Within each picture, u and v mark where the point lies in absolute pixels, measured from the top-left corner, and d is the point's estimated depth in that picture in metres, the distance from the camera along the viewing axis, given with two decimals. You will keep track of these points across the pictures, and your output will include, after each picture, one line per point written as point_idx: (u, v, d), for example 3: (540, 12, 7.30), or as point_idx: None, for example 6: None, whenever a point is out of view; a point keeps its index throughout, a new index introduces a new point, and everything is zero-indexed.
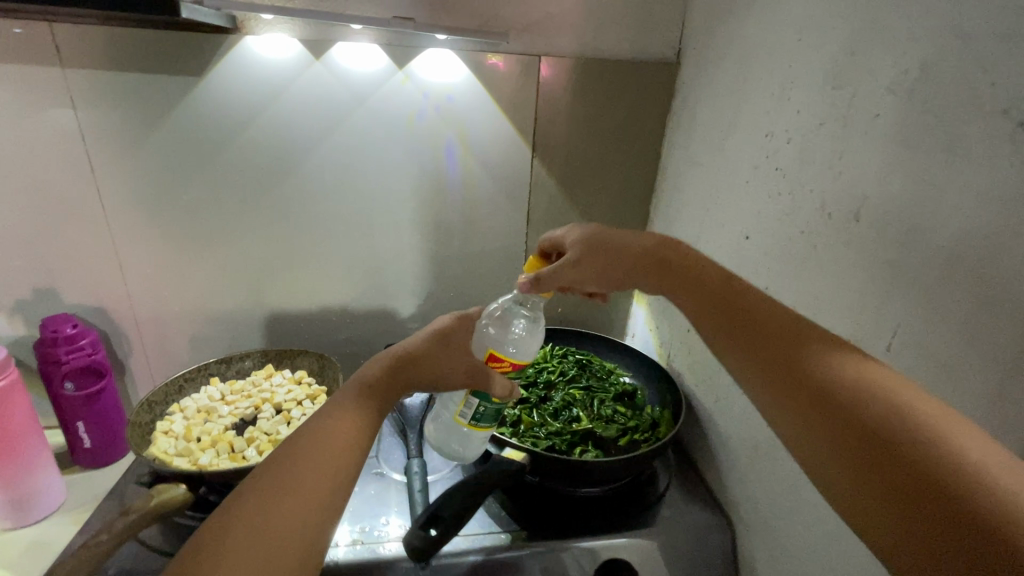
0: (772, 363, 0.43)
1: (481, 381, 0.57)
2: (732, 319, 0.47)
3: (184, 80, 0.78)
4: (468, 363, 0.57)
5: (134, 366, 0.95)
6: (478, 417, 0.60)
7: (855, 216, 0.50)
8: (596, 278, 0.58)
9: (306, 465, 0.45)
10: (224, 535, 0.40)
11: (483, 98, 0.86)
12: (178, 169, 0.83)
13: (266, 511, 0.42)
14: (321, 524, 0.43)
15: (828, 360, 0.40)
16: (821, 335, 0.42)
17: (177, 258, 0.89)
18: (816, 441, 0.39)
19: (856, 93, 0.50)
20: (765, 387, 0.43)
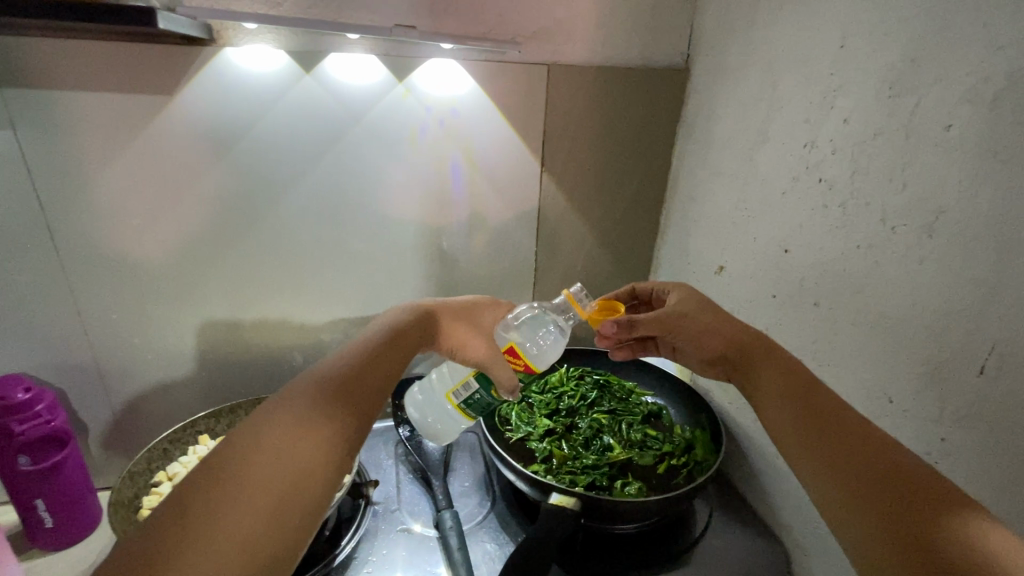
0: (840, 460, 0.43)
1: (492, 370, 0.58)
2: (801, 407, 0.49)
3: (151, 98, 0.68)
4: (489, 347, 0.60)
5: (100, 423, 0.83)
6: (469, 404, 0.62)
7: (929, 231, 0.48)
8: (688, 338, 0.61)
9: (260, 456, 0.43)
10: (200, 494, 0.40)
11: (490, 111, 0.80)
12: (148, 200, 0.72)
13: (245, 475, 0.42)
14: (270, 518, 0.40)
15: (890, 457, 0.42)
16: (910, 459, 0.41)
17: (148, 299, 0.78)
18: (857, 526, 0.40)
19: (920, 103, 0.48)
20: (826, 480, 0.43)
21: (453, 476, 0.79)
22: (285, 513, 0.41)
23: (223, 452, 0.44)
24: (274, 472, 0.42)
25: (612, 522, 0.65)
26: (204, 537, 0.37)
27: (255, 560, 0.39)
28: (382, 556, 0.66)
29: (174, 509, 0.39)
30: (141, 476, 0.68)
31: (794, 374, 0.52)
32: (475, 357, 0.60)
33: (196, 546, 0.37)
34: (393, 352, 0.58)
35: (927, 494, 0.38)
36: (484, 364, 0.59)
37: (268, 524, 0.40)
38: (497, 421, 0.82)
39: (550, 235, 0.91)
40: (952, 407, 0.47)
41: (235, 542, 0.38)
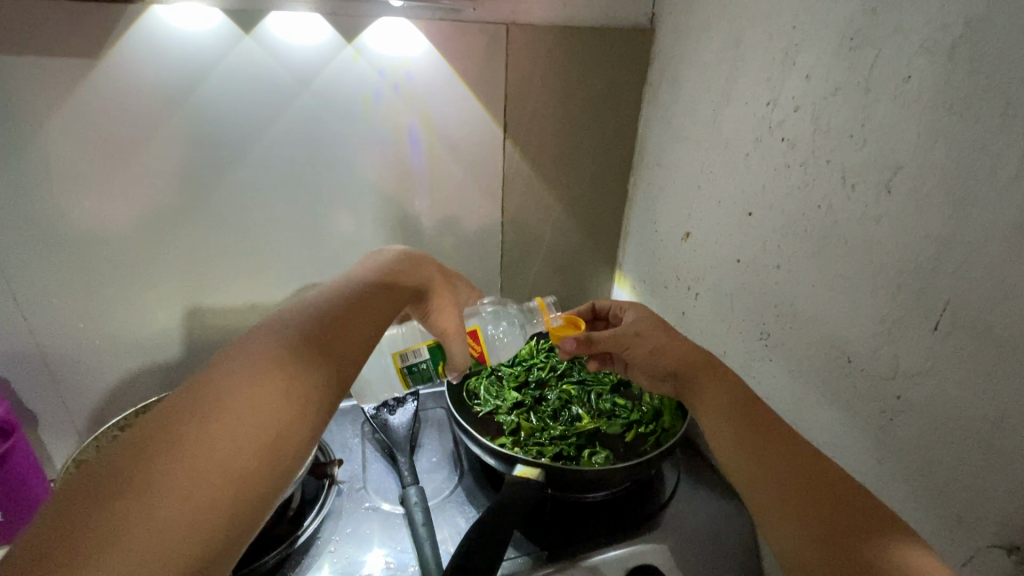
0: (794, 477, 0.45)
1: (452, 345, 0.61)
2: (738, 419, 0.51)
3: (75, 63, 0.62)
4: (459, 322, 0.62)
5: (50, 411, 0.80)
6: (412, 370, 0.64)
7: (886, 188, 0.47)
8: (643, 356, 0.62)
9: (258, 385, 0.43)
10: (186, 423, 0.39)
11: (446, 73, 0.76)
12: (81, 178, 0.68)
13: (235, 411, 0.41)
14: (260, 455, 0.41)
15: (814, 461, 0.45)
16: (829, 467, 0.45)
17: (91, 281, 0.74)
18: (791, 523, 0.42)
19: (880, 55, 0.47)
20: (767, 485, 0.46)
21: (421, 451, 0.78)
22: (275, 451, 0.42)
23: (212, 380, 0.43)
24: (268, 409, 0.42)
25: (581, 491, 0.66)
26: (195, 469, 0.37)
27: (246, 494, 0.39)
28: (348, 534, 0.65)
29: (160, 435, 0.38)
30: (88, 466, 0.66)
31: (747, 397, 0.53)
32: (444, 323, 0.61)
33: (187, 477, 0.37)
34: (384, 297, 0.56)
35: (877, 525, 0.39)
36: (449, 337, 0.61)
37: (260, 459, 0.41)
38: (465, 396, 0.81)
39: (515, 205, 0.89)
40: (906, 364, 0.46)
41: (226, 476, 0.38)
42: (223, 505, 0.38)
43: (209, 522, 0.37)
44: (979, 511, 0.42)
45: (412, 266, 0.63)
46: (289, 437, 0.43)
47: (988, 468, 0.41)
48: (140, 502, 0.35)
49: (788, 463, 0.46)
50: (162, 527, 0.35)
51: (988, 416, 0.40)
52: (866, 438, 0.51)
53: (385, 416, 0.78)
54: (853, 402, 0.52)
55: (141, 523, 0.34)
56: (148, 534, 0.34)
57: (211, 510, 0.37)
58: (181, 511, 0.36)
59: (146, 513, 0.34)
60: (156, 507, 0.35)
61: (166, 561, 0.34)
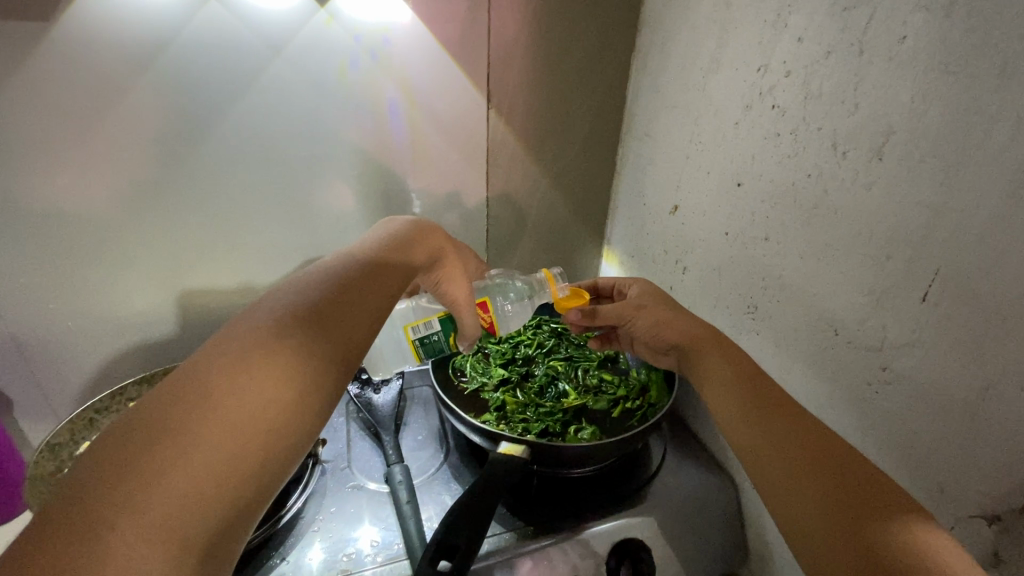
0: (819, 462, 0.43)
1: (462, 314, 0.61)
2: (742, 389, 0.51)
3: (25, 28, 0.58)
4: (469, 293, 0.62)
5: (26, 393, 0.78)
6: (423, 342, 0.63)
7: (878, 154, 0.45)
8: (644, 328, 0.62)
9: (285, 336, 0.42)
10: (213, 376, 0.38)
11: (426, 40, 0.73)
12: (42, 151, 0.65)
13: (256, 366, 0.39)
14: (291, 405, 0.40)
15: (814, 426, 0.46)
16: (825, 430, 0.45)
17: (60, 262, 0.71)
18: (790, 489, 0.43)
19: (875, 15, 0.44)
20: (768, 456, 0.46)
21: (407, 430, 0.77)
22: (306, 402, 0.41)
23: (239, 330, 0.42)
24: (298, 360, 0.42)
25: (567, 466, 0.65)
26: (221, 421, 0.37)
27: (273, 449, 0.39)
28: (333, 513, 0.65)
29: (192, 381, 0.38)
30: (63, 449, 0.64)
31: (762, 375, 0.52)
32: (456, 296, 0.61)
33: (215, 427, 0.36)
34: (400, 268, 0.55)
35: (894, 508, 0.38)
36: (458, 306, 0.61)
37: (292, 408, 0.40)
38: (450, 373, 0.80)
39: (500, 179, 0.87)
40: (896, 336, 0.46)
41: (256, 424, 0.38)
42: (256, 454, 0.37)
43: (239, 470, 0.36)
44: (961, 481, 0.42)
45: (421, 243, 0.60)
46: (317, 387, 0.42)
47: (971, 439, 0.41)
48: (175, 446, 0.34)
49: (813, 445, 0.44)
50: (191, 475, 0.34)
51: (974, 387, 0.40)
52: (851, 411, 0.51)
53: (368, 395, 0.77)
54: (839, 375, 0.52)
55: (175, 468, 0.34)
56: (180, 479, 0.34)
57: (239, 462, 0.36)
58: (209, 460, 0.35)
59: (174, 463, 0.34)
60: (191, 452, 0.35)
61: (194, 510, 0.34)
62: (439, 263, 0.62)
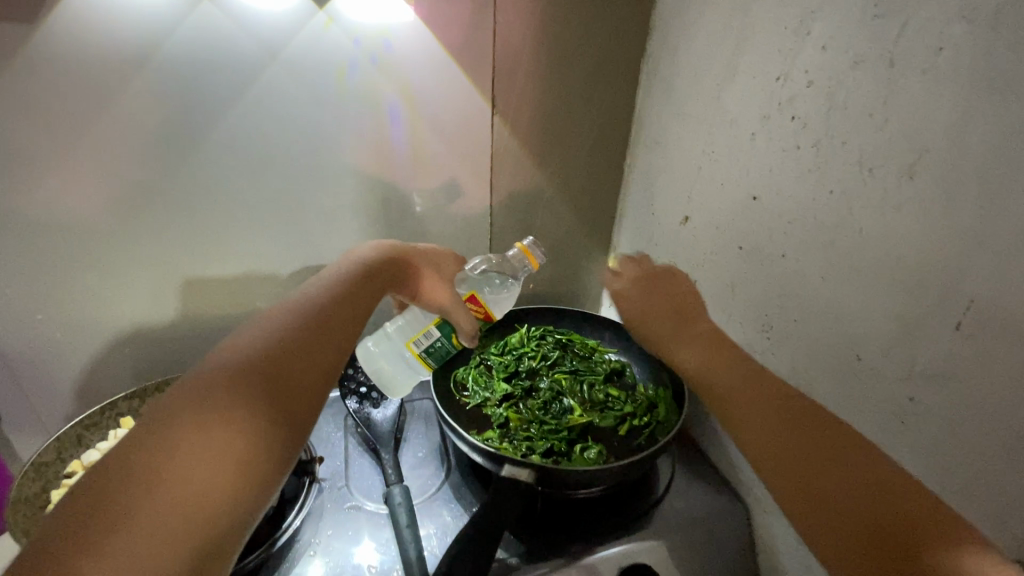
0: (859, 496, 0.39)
1: (454, 313, 0.57)
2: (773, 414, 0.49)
3: (10, 31, 0.56)
4: (452, 293, 0.59)
5: (15, 405, 0.76)
6: (429, 353, 0.59)
7: (909, 173, 0.43)
8: None
9: (250, 368, 0.43)
10: (179, 415, 0.39)
11: (428, 43, 0.70)
12: (29, 158, 0.62)
13: (219, 403, 0.40)
14: (260, 432, 0.41)
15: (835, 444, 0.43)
16: (854, 446, 0.43)
17: (48, 271, 0.69)
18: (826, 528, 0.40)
19: (908, 25, 0.42)
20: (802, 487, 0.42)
21: (406, 446, 0.75)
22: (276, 428, 0.42)
23: (207, 365, 0.43)
24: (264, 388, 0.42)
25: (573, 489, 0.63)
26: (190, 457, 0.37)
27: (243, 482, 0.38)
28: (330, 536, 0.62)
29: (161, 417, 0.39)
30: (49, 468, 0.61)
31: (791, 404, 0.49)
32: (438, 301, 0.59)
33: (181, 466, 0.36)
34: (367, 296, 0.55)
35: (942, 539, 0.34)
36: (445, 309, 0.58)
37: (261, 434, 0.41)
38: (452, 388, 0.78)
39: (505, 185, 0.84)
40: (924, 366, 0.43)
41: (226, 452, 0.38)
42: (229, 482, 0.37)
43: (213, 498, 0.36)
44: (995, 524, 0.39)
45: (398, 263, 0.60)
46: (284, 414, 0.43)
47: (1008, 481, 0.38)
48: (144, 484, 0.35)
49: (851, 479, 0.40)
50: (159, 515, 0.34)
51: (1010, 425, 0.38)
52: (874, 440, 0.48)
53: (367, 410, 0.75)
54: (861, 403, 0.49)
55: (143, 505, 0.34)
56: (150, 516, 0.34)
57: (207, 499, 0.36)
58: (179, 492, 0.35)
59: (142, 503, 0.34)
60: (159, 488, 0.35)
61: (163, 551, 0.33)
62: (412, 275, 0.61)
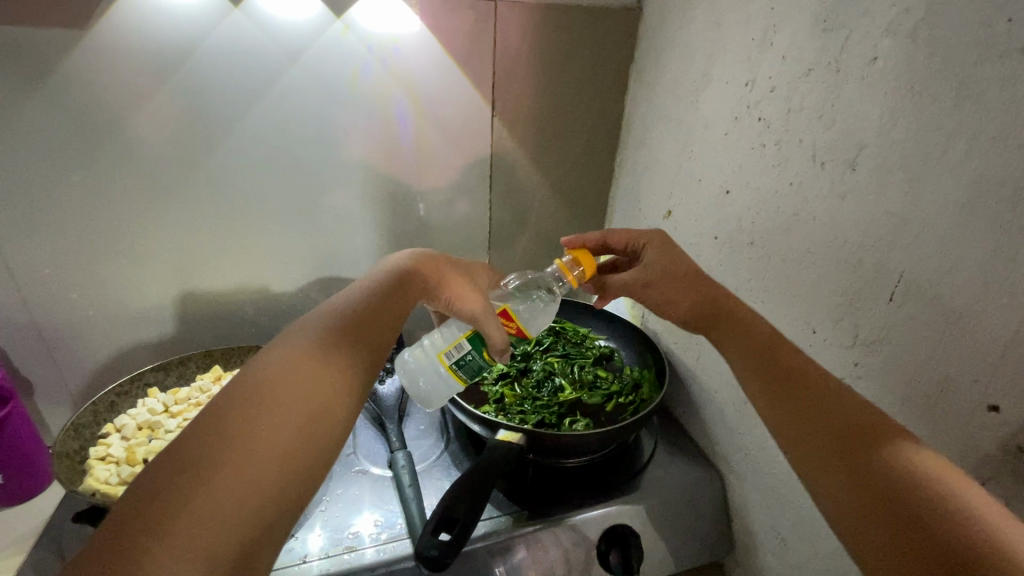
0: (839, 440, 0.41)
1: (485, 324, 0.56)
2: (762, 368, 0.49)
3: (62, 35, 0.63)
4: (485, 303, 0.57)
5: (48, 380, 0.81)
6: (459, 365, 0.58)
7: (852, 165, 0.49)
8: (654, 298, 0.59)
9: (296, 371, 0.44)
10: (228, 416, 0.40)
11: (435, 50, 0.77)
12: (72, 150, 0.69)
13: (265, 407, 0.41)
14: (306, 430, 0.42)
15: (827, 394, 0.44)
16: (845, 394, 0.44)
17: (84, 254, 0.75)
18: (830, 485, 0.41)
19: (850, 37, 0.48)
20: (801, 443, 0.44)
21: (409, 420, 0.81)
22: (320, 427, 0.43)
23: (257, 368, 0.44)
24: (309, 389, 0.44)
25: (561, 455, 0.69)
26: (242, 455, 0.38)
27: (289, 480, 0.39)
28: (338, 495, 0.68)
29: (214, 414, 0.40)
30: (86, 429, 0.68)
31: (782, 353, 0.49)
32: (469, 309, 0.57)
33: (231, 463, 0.37)
34: (398, 304, 0.56)
35: (886, 447, 0.39)
36: (477, 317, 0.56)
37: (306, 433, 0.42)
38: None
39: (504, 182, 0.91)
40: (865, 334, 0.49)
41: (276, 447, 0.40)
42: (276, 477, 0.39)
43: (263, 490, 0.38)
44: None
45: (428, 271, 0.61)
46: (327, 413, 0.44)
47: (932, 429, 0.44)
48: (200, 473, 0.36)
49: (815, 421, 0.44)
50: (215, 508, 0.35)
51: (933, 380, 0.44)
52: None
53: (374, 386, 0.82)
54: None
55: (198, 493, 0.35)
56: (206, 503, 0.35)
57: (257, 496, 0.37)
58: (233, 482, 0.36)
59: (197, 498, 0.35)
60: (216, 477, 0.36)
61: (210, 546, 0.34)
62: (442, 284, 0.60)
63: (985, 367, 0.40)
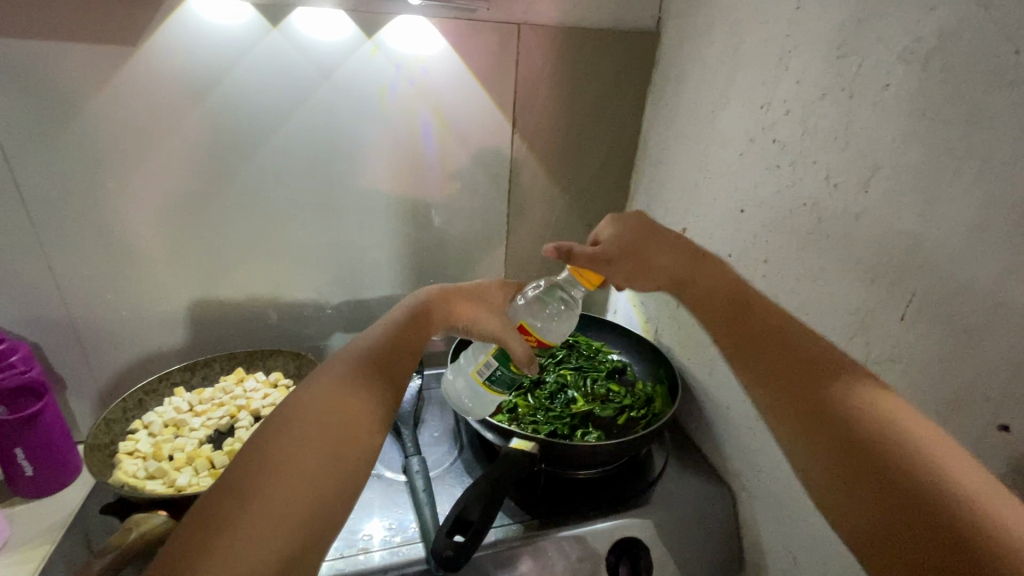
0: (806, 382, 0.46)
1: (509, 341, 0.56)
2: (731, 310, 0.55)
3: (115, 51, 0.67)
4: (503, 321, 0.57)
5: (78, 379, 0.84)
6: (492, 380, 0.59)
7: (865, 187, 0.50)
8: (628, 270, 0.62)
9: (327, 400, 0.46)
10: (267, 453, 0.41)
11: (460, 70, 0.80)
12: (116, 158, 0.72)
13: (285, 439, 0.42)
14: (340, 452, 0.43)
15: (796, 340, 0.49)
16: (809, 342, 0.49)
17: (121, 256, 0.78)
18: (795, 421, 0.46)
19: (864, 64, 0.50)
20: (764, 380, 0.49)
21: (424, 427, 0.82)
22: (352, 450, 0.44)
23: (294, 399, 0.46)
24: (340, 414, 0.45)
25: (572, 466, 0.70)
26: (276, 488, 0.39)
27: (323, 506, 0.41)
28: None
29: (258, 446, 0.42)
30: (116, 425, 0.72)
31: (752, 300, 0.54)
32: (487, 329, 0.58)
33: (273, 493, 0.39)
34: (416, 330, 0.56)
35: (853, 391, 0.44)
36: (500, 335, 0.56)
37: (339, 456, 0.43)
38: None
39: (522, 197, 0.93)
40: (878, 352, 0.50)
41: (314, 473, 0.41)
42: (315, 501, 0.40)
43: (306, 515, 0.39)
44: None
45: (436, 299, 0.60)
46: (362, 437, 0.45)
47: None
48: (249, 506, 0.38)
49: (778, 359, 0.49)
50: (252, 540, 0.37)
51: (946, 398, 0.44)
52: None
53: None
54: None
55: (249, 520, 0.37)
56: (256, 533, 0.37)
57: (297, 525, 0.39)
58: (279, 511, 0.38)
59: (236, 532, 0.37)
60: (260, 507, 0.38)
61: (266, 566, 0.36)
62: (453, 310, 0.60)
63: (997, 385, 0.40)
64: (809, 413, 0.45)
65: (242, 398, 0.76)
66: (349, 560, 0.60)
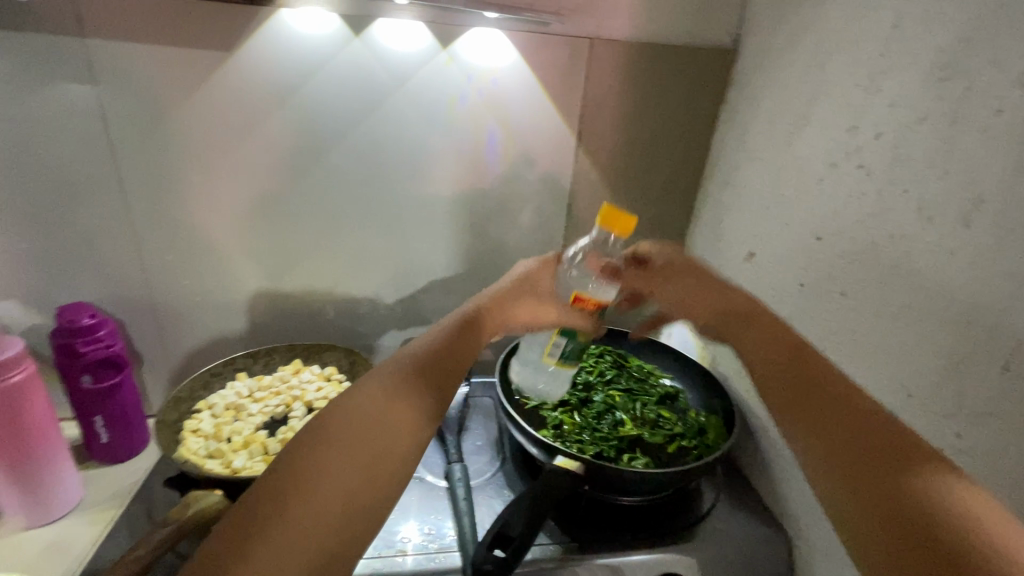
0: (879, 473, 0.44)
1: (572, 321, 0.60)
2: (796, 396, 0.53)
3: (213, 54, 0.72)
4: (558, 309, 0.61)
5: (151, 357, 0.89)
6: (564, 355, 0.67)
7: (966, 221, 0.46)
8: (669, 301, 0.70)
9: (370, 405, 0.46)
10: (307, 454, 0.43)
11: (529, 82, 0.81)
12: (204, 153, 0.78)
13: (335, 441, 0.43)
14: (374, 460, 0.43)
15: (871, 429, 0.47)
16: (885, 431, 0.46)
17: (200, 245, 0.83)
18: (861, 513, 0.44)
19: (971, 88, 0.46)
20: (831, 468, 0.47)
21: (467, 434, 0.82)
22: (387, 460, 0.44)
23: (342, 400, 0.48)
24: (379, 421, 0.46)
25: (616, 492, 0.66)
26: (307, 492, 0.40)
27: (350, 517, 0.40)
28: None
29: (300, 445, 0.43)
30: (183, 404, 0.76)
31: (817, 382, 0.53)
32: (548, 321, 0.62)
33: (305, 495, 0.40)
34: (472, 332, 0.57)
35: (925, 481, 0.42)
36: (562, 322, 0.61)
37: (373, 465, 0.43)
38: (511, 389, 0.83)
39: (582, 211, 0.92)
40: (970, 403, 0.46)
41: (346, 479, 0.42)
42: (345, 508, 0.40)
43: (333, 523, 0.40)
44: None
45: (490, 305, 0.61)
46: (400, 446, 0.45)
47: None
48: (281, 507, 0.39)
49: (848, 448, 0.47)
50: (280, 543, 0.37)
51: None
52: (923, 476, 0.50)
53: None
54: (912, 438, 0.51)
55: (281, 521, 0.38)
56: (283, 537, 0.38)
57: (325, 532, 0.39)
58: (308, 515, 0.39)
59: (267, 532, 0.38)
60: (292, 511, 0.39)
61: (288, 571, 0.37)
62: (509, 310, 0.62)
63: None
64: (874, 500, 0.43)
65: (298, 388, 0.78)
66: (386, 560, 0.61)
